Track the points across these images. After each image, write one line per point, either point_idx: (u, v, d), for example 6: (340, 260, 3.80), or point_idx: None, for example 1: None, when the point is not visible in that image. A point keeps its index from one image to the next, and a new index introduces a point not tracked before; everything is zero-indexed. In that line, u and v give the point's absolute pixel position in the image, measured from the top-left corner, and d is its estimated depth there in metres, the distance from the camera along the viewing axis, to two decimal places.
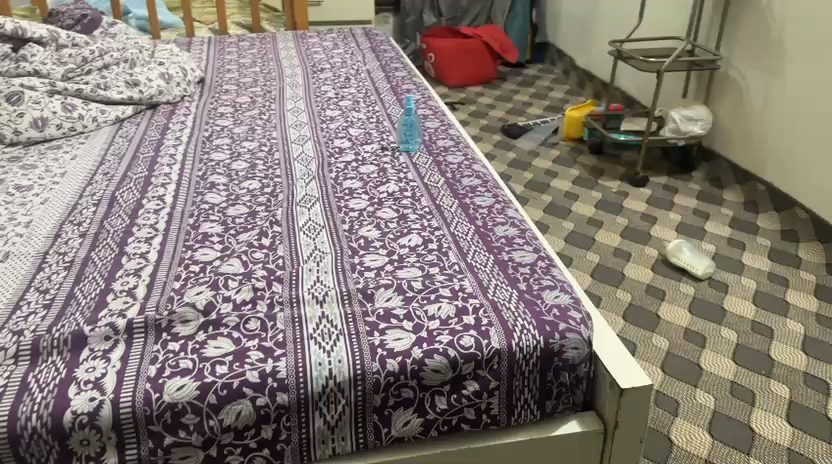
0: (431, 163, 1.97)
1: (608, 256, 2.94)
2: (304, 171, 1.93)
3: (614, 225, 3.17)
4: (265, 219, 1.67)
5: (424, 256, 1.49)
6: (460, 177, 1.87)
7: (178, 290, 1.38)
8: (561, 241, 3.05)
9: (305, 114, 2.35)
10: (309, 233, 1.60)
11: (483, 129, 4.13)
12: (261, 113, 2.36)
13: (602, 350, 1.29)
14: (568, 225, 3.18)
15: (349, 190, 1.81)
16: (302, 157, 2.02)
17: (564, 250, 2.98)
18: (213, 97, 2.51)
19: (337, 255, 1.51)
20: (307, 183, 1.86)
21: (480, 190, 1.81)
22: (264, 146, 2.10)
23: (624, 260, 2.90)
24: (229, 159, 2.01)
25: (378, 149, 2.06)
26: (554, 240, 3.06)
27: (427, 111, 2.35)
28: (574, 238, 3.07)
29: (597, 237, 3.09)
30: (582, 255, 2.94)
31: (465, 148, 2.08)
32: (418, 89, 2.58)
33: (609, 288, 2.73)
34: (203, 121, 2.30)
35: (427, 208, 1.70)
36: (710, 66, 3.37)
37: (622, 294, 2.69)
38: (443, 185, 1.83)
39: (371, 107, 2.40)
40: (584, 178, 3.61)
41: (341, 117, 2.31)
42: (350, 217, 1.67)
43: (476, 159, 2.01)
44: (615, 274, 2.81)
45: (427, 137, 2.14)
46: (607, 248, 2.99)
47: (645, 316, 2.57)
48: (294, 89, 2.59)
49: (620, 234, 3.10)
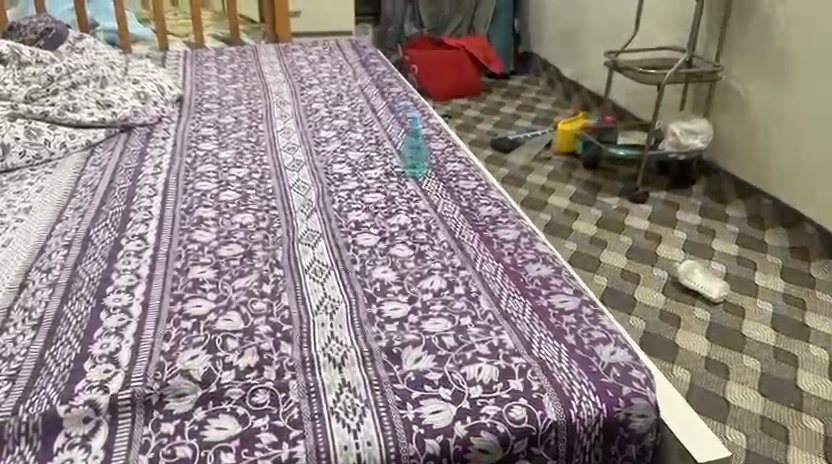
0: (443, 190, 1.79)
1: (616, 279, 2.78)
2: (304, 201, 1.73)
3: (619, 245, 3.02)
4: (263, 260, 1.47)
5: (451, 303, 1.30)
6: (477, 206, 1.70)
7: (170, 354, 1.18)
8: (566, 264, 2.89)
9: (296, 135, 2.16)
10: (316, 277, 1.41)
11: (473, 143, 3.96)
12: (248, 135, 2.16)
13: (669, 416, 1.14)
14: (571, 245, 3.03)
15: (355, 223, 1.62)
16: (298, 186, 1.82)
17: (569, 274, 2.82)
18: (194, 117, 2.30)
19: (352, 303, 1.32)
20: (308, 216, 1.66)
21: (502, 221, 1.63)
22: (255, 173, 1.90)
23: (633, 284, 2.75)
24: (217, 189, 1.81)
25: (382, 175, 1.87)
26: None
27: (430, 131, 2.17)
28: (578, 260, 2.91)
29: (602, 257, 2.93)
30: (590, 278, 2.79)
31: (477, 172, 1.91)
32: (417, 105, 2.40)
33: (621, 315, 2.57)
34: (184, 146, 2.09)
35: (447, 244, 1.52)
36: (713, 77, 3.23)
37: (635, 321, 2.55)
38: (460, 216, 1.65)
39: (368, 127, 2.21)
40: (582, 194, 3.45)
41: (337, 139, 2.12)
42: (360, 256, 1.48)
43: (491, 184, 1.83)
44: (626, 300, 2.66)
45: (435, 160, 1.96)
46: (615, 270, 2.84)
47: (662, 346, 2.42)
48: (282, 108, 2.39)
49: (626, 254, 2.95)
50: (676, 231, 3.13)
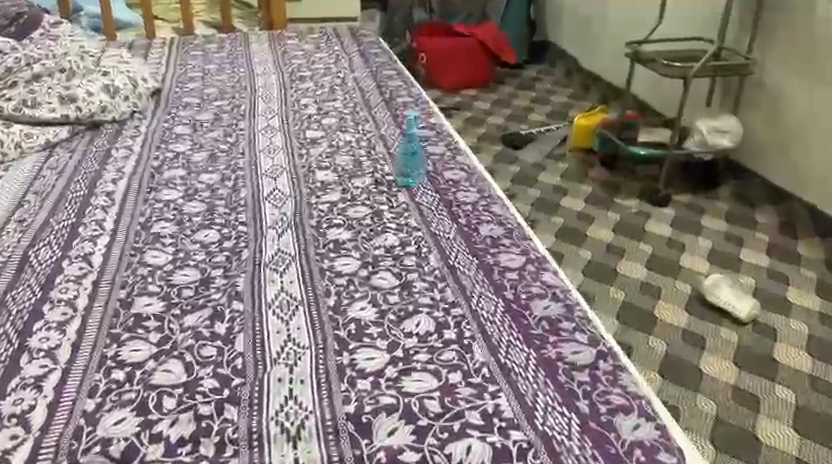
0: (440, 204, 1.57)
1: (634, 294, 2.54)
2: (278, 216, 1.52)
3: (637, 254, 2.78)
4: (221, 290, 1.26)
5: (438, 352, 1.12)
6: (476, 224, 1.49)
7: (92, 416, 0.99)
8: (579, 275, 2.64)
9: (279, 135, 1.93)
10: (281, 313, 1.21)
11: (482, 137, 3.69)
12: (226, 135, 1.94)
13: None
14: (585, 253, 2.78)
15: (334, 244, 1.41)
16: (275, 195, 1.61)
17: (581, 286, 2.58)
18: (170, 112, 2.08)
19: (320, 351, 1.12)
20: (282, 233, 1.45)
21: (504, 244, 1.43)
22: (228, 180, 1.69)
23: (653, 298, 2.52)
24: (182, 198, 1.60)
25: (370, 184, 1.65)
26: (569, 274, 2.65)
27: (430, 132, 1.94)
28: (593, 270, 2.67)
29: (619, 268, 2.69)
30: (605, 291, 2.55)
31: (479, 181, 1.68)
32: (417, 102, 2.17)
33: (639, 335, 2.34)
34: (152, 147, 1.87)
35: (439, 272, 1.32)
36: (743, 71, 2.96)
37: (654, 342, 2.31)
38: (457, 236, 1.44)
39: (360, 126, 1.98)
40: (598, 194, 3.20)
41: (325, 140, 1.89)
42: (336, 287, 1.27)
43: (494, 196, 1.62)
44: (645, 318, 2.42)
45: (433, 167, 1.73)
46: (632, 283, 2.60)
47: (684, 373, 2.19)
48: (268, 103, 2.16)
49: (645, 265, 2.71)
50: (700, 239, 2.88)
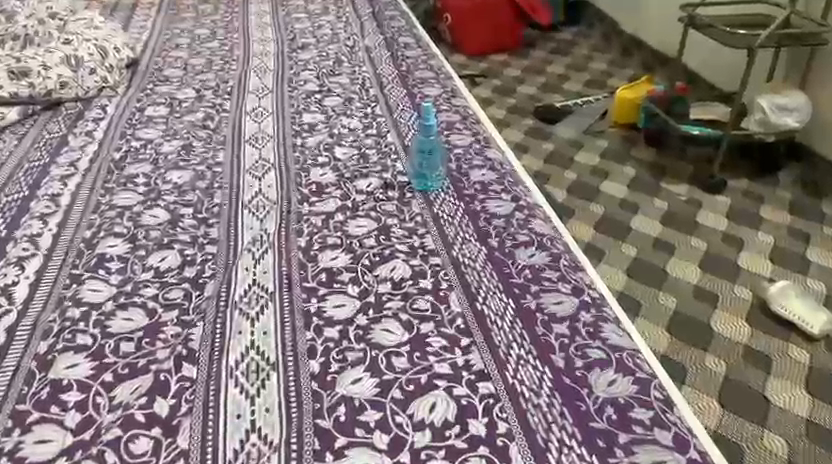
0: (464, 217, 1.22)
1: (692, 302, 2.03)
2: (255, 233, 1.17)
3: (686, 247, 2.28)
4: (170, 347, 0.94)
5: (461, 459, 0.78)
6: (512, 248, 1.14)
7: None
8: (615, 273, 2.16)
9: (271, 118, 1.58)
10: (247, 385, 0.88)
11: (512, 110, 3.18)
12: (207, 117, 1.60)
13: None
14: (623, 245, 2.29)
15: (323, 278, 1.06)
16: (256, 202, 1.26)
17: (626, 291, 2.07)
18: (144, 89, 1.76)
19: (292, 454, 0.79)
20: (259, 257, 1.10)
21: (548, 277, 1.07)
22: (201, 178, 1.34)
23: (706, 304, 2.02)
24: (141, 204, 1.27)
25: (378, 188, 1.30)
26: (611, 275, 2.15)
27: (453, 116, 1.57)
28: (633, 267, 2.18)
29: (664, 265, 2.19)
30: (648, 293, 2.07)
31: (514, 184, 1.33)
32: (438, 77, 1.79)
33: (689, 349, 1.87)
34: (117, 134, 1.53)
35: (462, 323, 0.97)
36: (816, 39, 2.48)
37: (718, 368, 1.81)
38: (487, 265, 1.10)
39: (369, 109, 1.62)
40: (644, 177, 2.66)
41: (325, 127, 1.54)
42: (325, 343, 0.94)
43: (534, 208, 1.26)
44: (706, 335, 1.91)
45: (456, 165, 1.38)
46: (681, 283, 2.11)
47: (756, 408, 1.69)
48: (260, 78, 1.80)
49: (695, 262, 2.21)
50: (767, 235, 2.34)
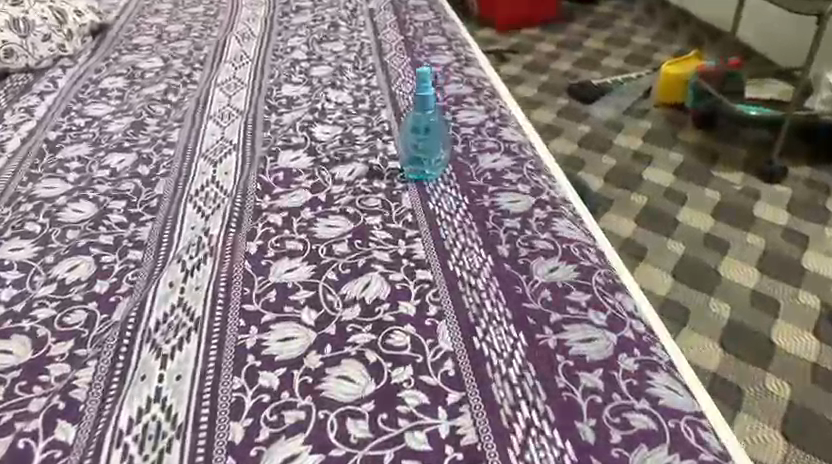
0: (467, 215, 0.94)
1: (756, 312, 1.53)
2: (195, 235, 0.90)
3: (737, 238, 1.79)
4: (48, 396, 0.69)
5: None
6: (527, 257, 0.86)
7: None
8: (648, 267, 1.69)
9: (244, 91, 1.31)
10: (139, 458, 0.62)
11: (543, 86, 2.63)
12: (170, 90, 1.33)
13: None
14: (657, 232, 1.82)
15: (272, 300, 0.79)
16: (205, 192, 1.00)
17: (670, 296, 1.58)
18: (106, 58, 1.50)
19: None
20: (192, 267, 0.84)
21: (574, 301, 0.79)
22: (146, 163, 1.09)
23: (763, 309, 1.54)
24: (66, 195, 1.02)
25: (361, 176, 1.03)
26: (652, 275, 1.65)
27: (463, 89, 1.29)
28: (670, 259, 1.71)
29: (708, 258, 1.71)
30: (688, 293, 1.59)
31: (535, 173, 1.04)
32: (450, 43, 1.50)
33: (741, 365, 1.40)
34: (60, 109, 1.28)
35: (452, 369, 0.70)
36: None
37: (782, 395, 1.33)
38: (493, 283, 0.82)
39: (364, 80, 1.34)
40: (689, 160, 2.14)
41: (307, 101, 1.26)
42: (257, 396, 0.68)
43: (558, 203, 0.97)
44: (767, 352, 1.43)
45: (463, 147, 1.10)
46: (730, 281, 1.63)
47: None
48: (242, 44, 1.54)
49: (749, 256, 1.72)
50: None
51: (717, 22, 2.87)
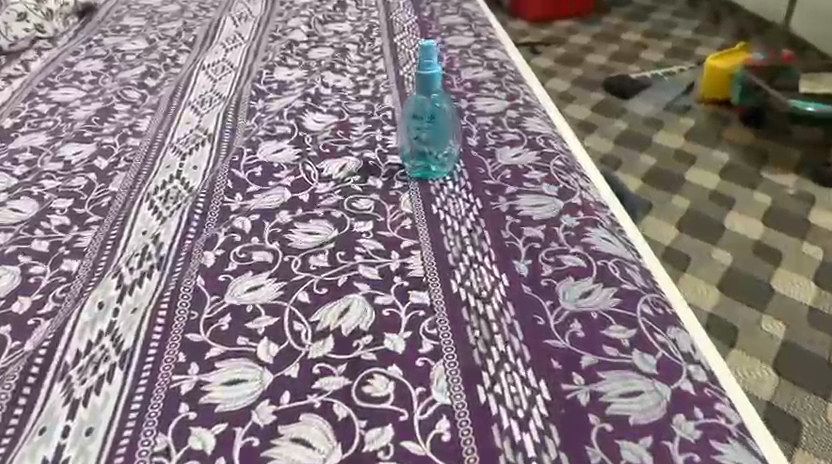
0: (480, 221, 0.76)
1: (820, 333, 1.26)
2: (143, 242, 0.74)
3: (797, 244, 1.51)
4: None
5: None
6: (553, 276, 0.67)
7: None
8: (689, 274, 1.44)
9: (232, 75, 1.14)
10: None
11: (578, 80, 2.30)
12: (149, 74, 1.17)
13: None
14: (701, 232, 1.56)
15: (223, 330, 0.62)
16: (166, 190, 0.83)
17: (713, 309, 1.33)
18: (87, 40, 1.34)
19: None
20: (132, 285, 0.68)
21: (614, 339, 0.60)
22: (105, 155, 0.93)
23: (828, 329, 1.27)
24: (6, 191, 0.86)
25: (354, 172, 0.86)
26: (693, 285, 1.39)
27: (482, 74, 1.10)
28: (714, 265, 1.45)
29: (762, 265, 1.44)
30: (735, 304, 1.34)
31: (566, 171, 0.85)
32: (471, 23, 1.31)
33: (799, 395, 1.15)
34: (23, 94, 1.13)
35: (447, 431, 0.52)
36: None
37: None
38: (508, 311, 0.63)
39: (369, 64, 1.17)
40: (737, 153, 1.87)
41: (301, 86, 1.09)
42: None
43: (594, 207, 0.78)
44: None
45: (479, 139, 0.92)
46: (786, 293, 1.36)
47: None
48: (237, 25, 1.36)
49: (810, 265, 1.44)
50: None
51: (763, 11, 2.56)
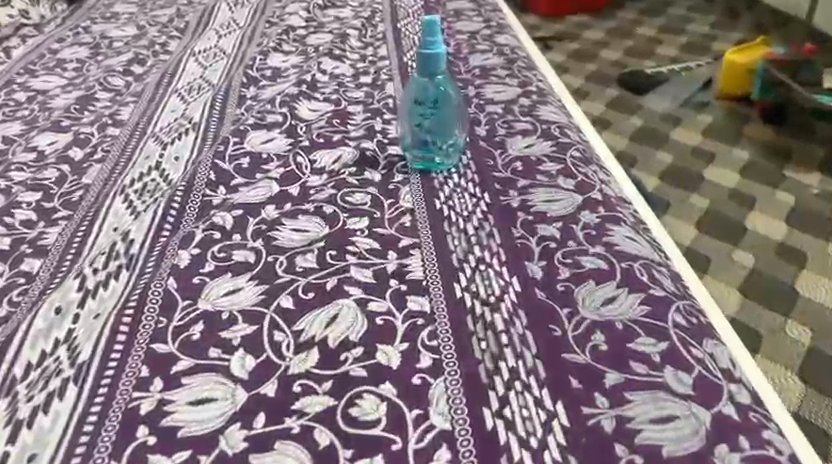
0: (488, 217, 0.68)
1: None
2: (112, 239, 0.67)
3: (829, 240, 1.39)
4: None
5: None
6: (571, 280, 0.59)
7: None
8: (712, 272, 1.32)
9: (224, 61, 1.07)
10: None
11: (592, 75, 2.08)
12: (136, 61, 1.10)
13: None
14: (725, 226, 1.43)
15: (194, 340, 0.55)
16: (142, 183, 0.76)
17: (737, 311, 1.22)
18: (74, 27, 1.27)
19: None
20: (95, 288, 0.60)
21: (642, 355, 0.52)
22: (81, 146, 0.86)
23: None
24: None
25: (350, 163, 0.78)
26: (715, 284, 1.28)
27: (492, 60, 1.02)
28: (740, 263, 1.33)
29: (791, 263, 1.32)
30: (761, 306, 1.23)
31: (584, 163, 0.77)
32: (480, 8, 1.23)
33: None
34: (2, 83, 1.06)
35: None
36: None
37: None
38: (520, 320, 0.55)
39: (371, 50, 1.09)
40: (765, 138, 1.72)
41: (297, 73, 1.01)
42: None
43: (615, 202, 0.70)
44: None
45: (488, 128, 0.84)
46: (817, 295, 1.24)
47: None
48: (233, 11, 1.29)
49: None
50: None
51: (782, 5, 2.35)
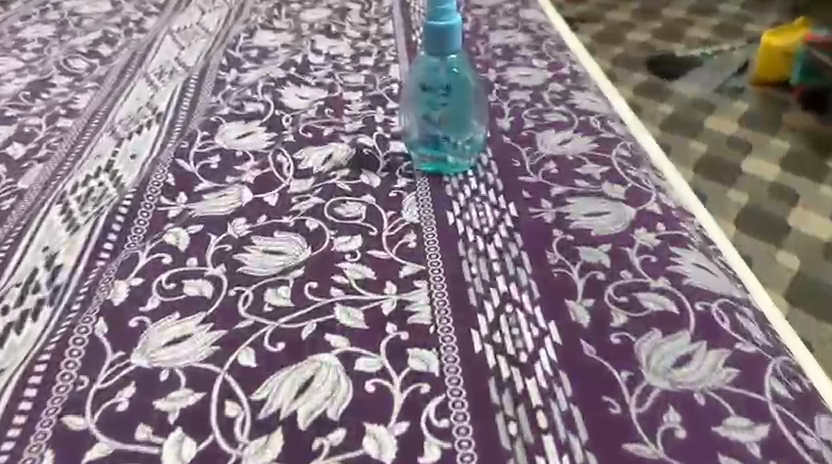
0: (516, 235, 0.53)
1: None
2: (37, 263, 0.53)
3: None
4: None
5: None
6: (627, 328, 0.44)
7: None
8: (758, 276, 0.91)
9: (204, 41, 0.92)
10: None
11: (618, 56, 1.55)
12: (106, 42, 0.95)
13: None
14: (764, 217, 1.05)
15: (120, 410, 0.41)
16: (86, 189, 0.62)
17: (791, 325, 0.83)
18: None
19: None
20: (5, 331, 0.47)
21: (732, 446, 0.38)
22: (23, 141, 0.71)
23: None
24: None
25: (343, 163, 0.63)
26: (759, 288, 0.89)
27: (517, 38, 0.86)
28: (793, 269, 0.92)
29: None
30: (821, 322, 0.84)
31: (634, 163, 0.62)
32: None
33: None
34: None
35: None
36: None
37: None
38: (561, 391, 0.41)
39: (375, 27, 0.93)
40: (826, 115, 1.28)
41: (288, 54, 0.86)
42: None
43: (676, 214, 0.55)
44: None
45: (512, 119, 0.69)
46: None
47: None
48: None
49: None
50: None
51: None
